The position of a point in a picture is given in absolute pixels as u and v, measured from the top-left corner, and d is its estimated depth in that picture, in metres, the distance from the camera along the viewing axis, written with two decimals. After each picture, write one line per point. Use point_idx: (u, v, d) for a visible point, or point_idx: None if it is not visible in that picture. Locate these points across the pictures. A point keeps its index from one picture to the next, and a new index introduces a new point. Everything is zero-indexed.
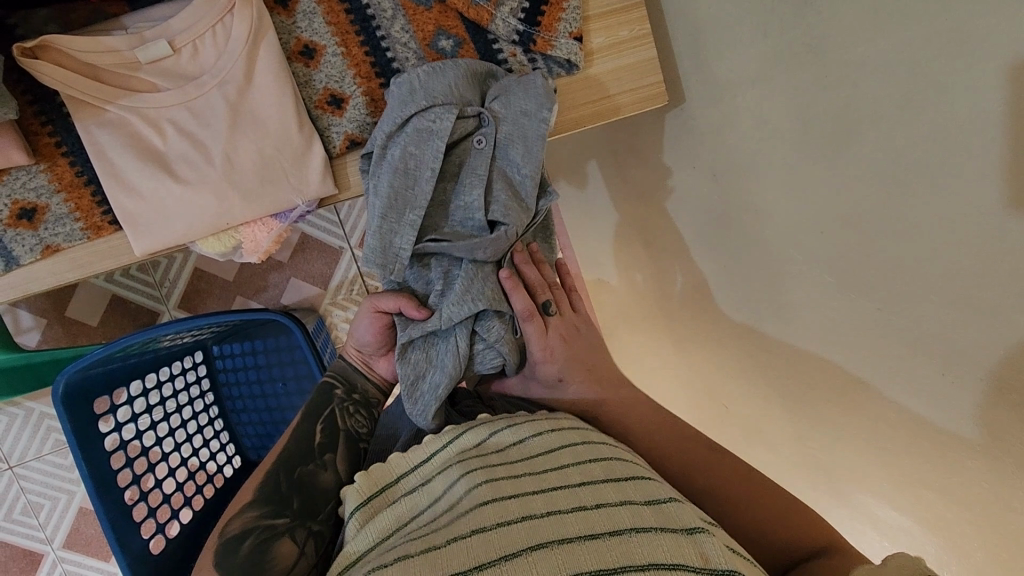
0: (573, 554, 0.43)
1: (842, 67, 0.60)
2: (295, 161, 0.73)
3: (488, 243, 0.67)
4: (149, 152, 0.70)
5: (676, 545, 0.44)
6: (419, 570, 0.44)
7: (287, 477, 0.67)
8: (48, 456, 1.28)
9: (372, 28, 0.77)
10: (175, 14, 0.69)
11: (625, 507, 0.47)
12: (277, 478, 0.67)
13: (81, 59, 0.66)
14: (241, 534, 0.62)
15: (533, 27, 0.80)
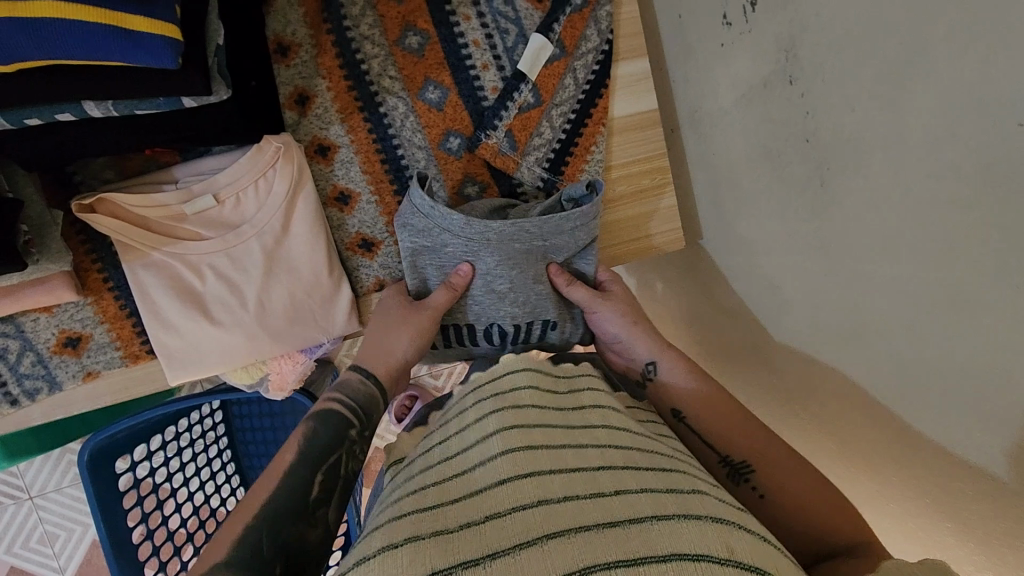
0: (593, 543, 0.39)
1: (858, 276, 0.63)
2: (323, 304, 0.77)
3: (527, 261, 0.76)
4: (189, 295, 0.74)
5: (701, 533, 0.40)
6: (427, 552, 0.40)
7: (274, 534, 0.53)
8: (68, 490, 1.21)
9: (396, 152, 0.80)
10: (223, 167, 0.74)
11: (646, 495, 0.44)
12: (261, 533, 0.53)
13: (133, 211, 0.71)
14: None
15: (556, 177, 0.83)
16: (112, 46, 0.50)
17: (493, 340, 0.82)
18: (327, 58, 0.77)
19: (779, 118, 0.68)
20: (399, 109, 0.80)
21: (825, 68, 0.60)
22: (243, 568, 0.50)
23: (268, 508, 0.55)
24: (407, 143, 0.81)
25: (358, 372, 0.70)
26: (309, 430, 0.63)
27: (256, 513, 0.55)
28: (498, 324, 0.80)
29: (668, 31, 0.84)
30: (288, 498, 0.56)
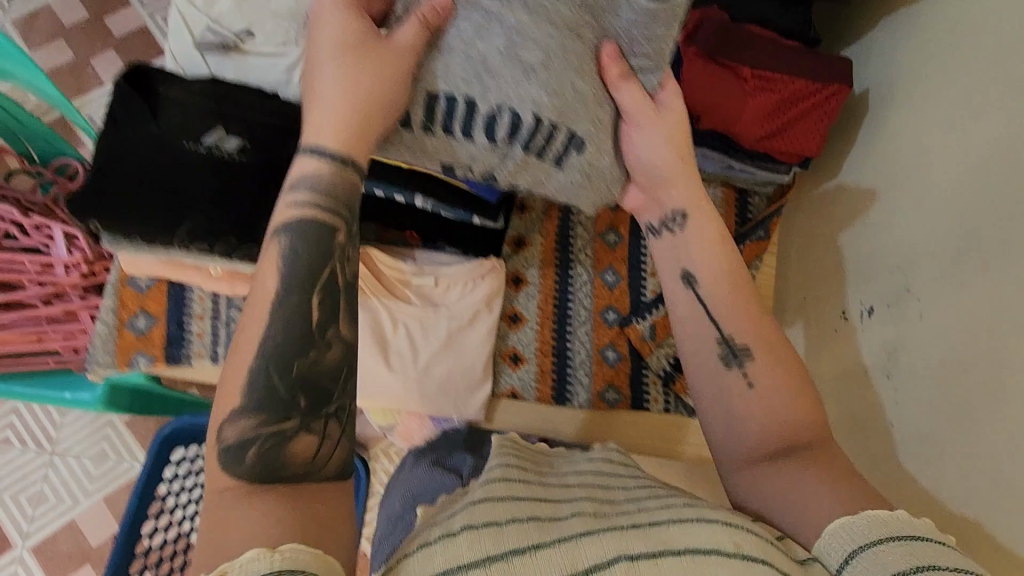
0: (621, 538, 0.46)
1: None
2: (467, 389, 0.96)
3: (544, 146, 0.67)
4: (379, 339, 0.94)
5: (713, 533, 0.47)
6: (483, 548, 0.45)
7: (281, 374, 0.55)
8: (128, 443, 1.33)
9: (566, 319, 1.03)
10: (449, 263, 0.97)
11: (665, 507, 0.52)
12: (269, 376, 0.55)
13: (378, 266, 0.95)
14: (242, 441, 0.53)
15: (677, 371, 1.01)
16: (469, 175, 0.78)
17: (495, 134, 0.66)
18: (550, 226, 1.05)
19: (873, 400, 0.86)
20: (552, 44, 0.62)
21: (918, 378, 0.79)
22: (262, 415, 0.54)
23: (268, 349, 0.55)
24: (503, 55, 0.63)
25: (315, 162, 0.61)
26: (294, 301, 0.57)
27: (268, 325, 0.56)
28: (514, 114, 0.64)
29: (794, 303, 1.07)
30: (284, 331, 0.56)
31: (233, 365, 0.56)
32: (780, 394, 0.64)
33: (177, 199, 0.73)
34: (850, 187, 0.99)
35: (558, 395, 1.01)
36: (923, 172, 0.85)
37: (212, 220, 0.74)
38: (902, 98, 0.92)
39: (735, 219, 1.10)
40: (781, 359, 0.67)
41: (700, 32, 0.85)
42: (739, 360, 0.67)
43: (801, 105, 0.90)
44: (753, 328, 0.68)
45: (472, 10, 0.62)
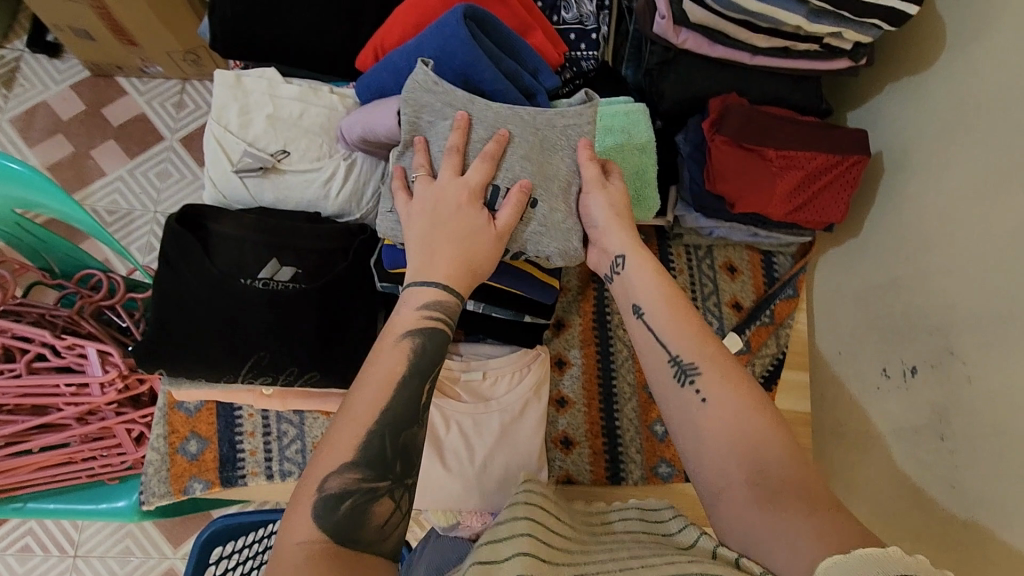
0: None
1: None
2: (524, 481, 0.96)
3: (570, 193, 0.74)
4: (434, 439, 0.94)
5: None
6: None
7: (391, 440, 0.60)
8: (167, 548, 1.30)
9: (612, 398, 1.03)
10: (494, 354, 0.98)
11: (675, 564, 0.52)
12: (381, 440, 0.60)
13: None
14: (339, 494, 0.57)
15: None
16: None
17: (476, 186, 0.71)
18: (586, 305, 1.06)
19: (928, 460, 0.88)
20: (570, 132, 0.77)
21: (974, 440, 0.81)
22: (361, 472, 0.58)
23: (382, 421, 0.60)
24: (528, 145, 0.75)
25: (425, 284, 0.69)
26: (415, 348, 0.65)
27: (374, 424, 0.60)
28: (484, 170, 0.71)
29: (829, 358, 1.09)
30: (397, 410, 0.61)
31: (342, 423, 0.60)
32: (734, 403, 0.61)
33: (241, 336, 0.77)
34: (874, 245, 1.03)
35: (611, 475, 1.01)
36: (950, 234, 0.89)
37: (273, 354, 0.78)
38: (917, 162, 0.96)
39: (763, 280, 1.13)
40: (740, 380, 0.63)
41: (728, 122, 0.88)
42: (688, 378, 0.64)
43: (825, 177, 0.93)
44: (696, 343, 0.66)
45: (506, 114, 0.76)
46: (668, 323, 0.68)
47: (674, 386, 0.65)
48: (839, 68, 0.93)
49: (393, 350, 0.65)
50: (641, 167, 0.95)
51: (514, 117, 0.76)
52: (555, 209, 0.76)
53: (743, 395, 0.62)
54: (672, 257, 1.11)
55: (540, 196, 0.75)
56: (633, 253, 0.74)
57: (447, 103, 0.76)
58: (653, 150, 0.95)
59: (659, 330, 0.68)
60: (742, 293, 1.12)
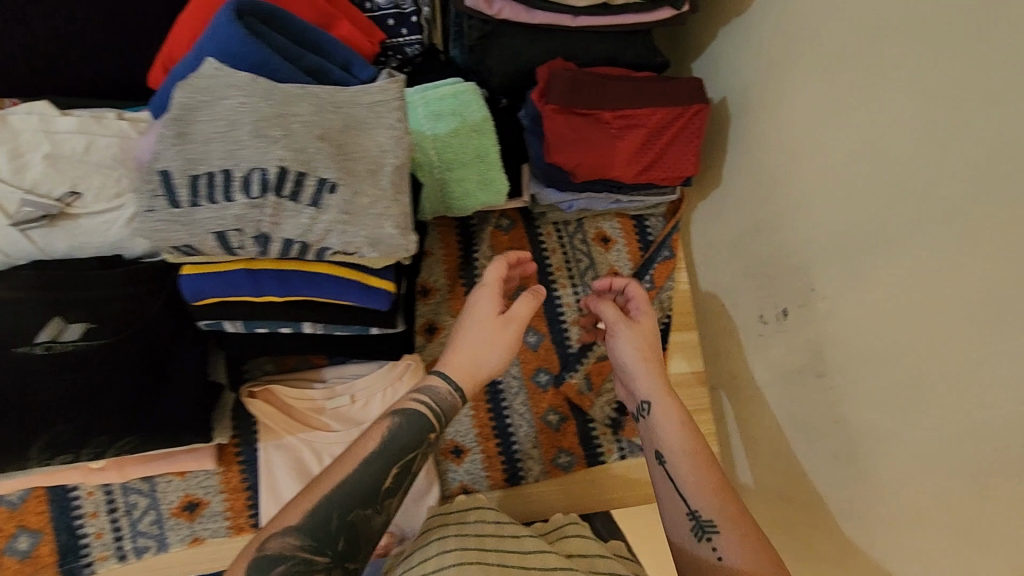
0: None
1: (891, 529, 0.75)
2: (414, 503, 0.89)
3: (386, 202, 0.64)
4: (307, 479, 0.86)
5: None
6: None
7: (340, 514, 0.62)
8: None
9: (500, 396, 0.97)
10: (361, 373, 0.91)
11: None
12: (331, 511, 0.61)
13: (285, 401, 0.88)
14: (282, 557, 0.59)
15: (622, 416, 1.00)
16: (352, 292, 0.71)
17: (250, 190, 0.59)
18: (457, 304, 1.00)
19: (810, 400, 0.87)
20: (378, 109, 0.68)
21: (847, 374, 0.80)
22: (305, 540, 0.60)
23: (343, 494, 0.62)
24: (324, 125, 0.64)
25: (444, 377, 0.72)
26: (393, 428, 0.67)
27: (334, 494, 0.62)
28: (259, 169, 0.59)
29: (713, 314, 1.07)
30: (364, 487, 0.63)
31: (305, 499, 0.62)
32: (747, 556, 0.66)
33: (30, 413, 0.67)
34: (731, 193, 1.01)
35: (511, 476, 0.96)
36: (795, 173, 0.87)
37: (74, 430, 0.70)
38: (756, 103, 0.94)
39: (638, 246, 1.10)
40: (757, 543, 0.67)
41: (553, 85, 0.83)
42: (706, 535, 0.69)
43: (669, 131, 0.90)
44: (720, 504, 0.70)
45: (297, 93, 0.65)
46: (688, 467, 0.73)
47: (692, 541, 0.70)
48: (664, 17, 0.89)
49: (379, 425, 0.68)
50: (480, 150, 0.89)
51: (304, 100, 0.65)
52: (363, 194, 0.63)
53: (753, 556, 0.66)
54: (542, 238, 1.07)
55: (339, 178, 0.61)
56: (660, 399, 0.76)
57: (225, 82, 0.64)
58: (490, 130, 0.90)
59: (681, 480, 0.73)
60: (619, 263, 1.08)
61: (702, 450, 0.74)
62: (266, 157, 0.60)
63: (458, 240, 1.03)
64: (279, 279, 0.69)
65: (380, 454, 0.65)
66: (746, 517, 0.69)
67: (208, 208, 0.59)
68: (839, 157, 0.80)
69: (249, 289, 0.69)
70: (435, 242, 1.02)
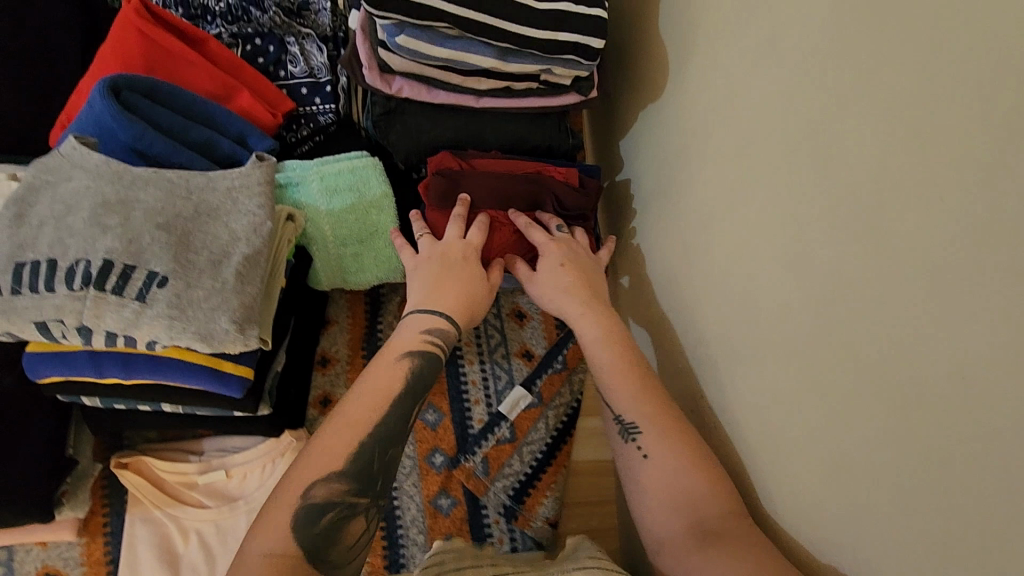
0: None
1: None
2: None
3: (224, 295, 0.62)
4: (169, 557, 0.83)
5: None
6: None
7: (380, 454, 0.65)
8: None
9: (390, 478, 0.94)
10: (242, 447, 0.89)
11: None
12: (370, 453, 0.64)
13: (158, 473, 0.85)
14: (325, 505, 0.61)
15: (518, 504, 0.95)
16: (200, 378, 0.69)
17: (73, 282, 0.58)
18: (355, 375, 0.97)
19: None
20: (236, 195, 0.68)
21: None
22: (350, 484, 0.62)
23: (382, 432, 0.66)
24: (167, 213, 0.63)
25: (423, 313, 0.75)
26: (415, 364, 0.71)
27: (368, 434, 0.65)
28: (86, 261, 0.59)
29: None
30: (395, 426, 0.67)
31: (341, 430, 0.65)
32: (672, 457, 0.68)
33: None
34: (636, 274, 0.96)
35: (391, 564, 0.91)
36: (681, 269, 0.80)
37: None
38: (652, 188, 0.88)
39: (555, 322, 1.06)
40: (678, 433, 0.70)
41: (429, 192, 0.83)
42: (631, 436, 0.72)
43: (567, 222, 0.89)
44: (642, 405, 0.73)
45: (147, 177, 0.65)
46: (641, 418, 0.72)
47: (620, 441, 0.73)
48: (569, 103, 0.88)
49: (397, 365, 0.71)
50: (378, 227, 0.88)
51: (155, 185, 0.65)
52: (196, 285, 0.61)
53: (675, 446, 0.69)
54: None
55: (170, 271, 0.61)
56: (556, 284, 0.81)
57: (77, 165, 0.64)
58: (391, 206, 0.88)
59: (607, 386, 0.76)
60: (532, 341, 1.05)
61: (674, 423, 0.71)
62: (95, 248, 0.59)
63: (365, 309, 1.01)
64: (124, 363, 0.68)
65: (366, 445, 0.64)
66: (669, 412, 0.72)
67: (27, 297, 0.58)
68: (711, 260, 0.73)
69: (91, 371, 0.68)
70: (341, 310, 1.00)
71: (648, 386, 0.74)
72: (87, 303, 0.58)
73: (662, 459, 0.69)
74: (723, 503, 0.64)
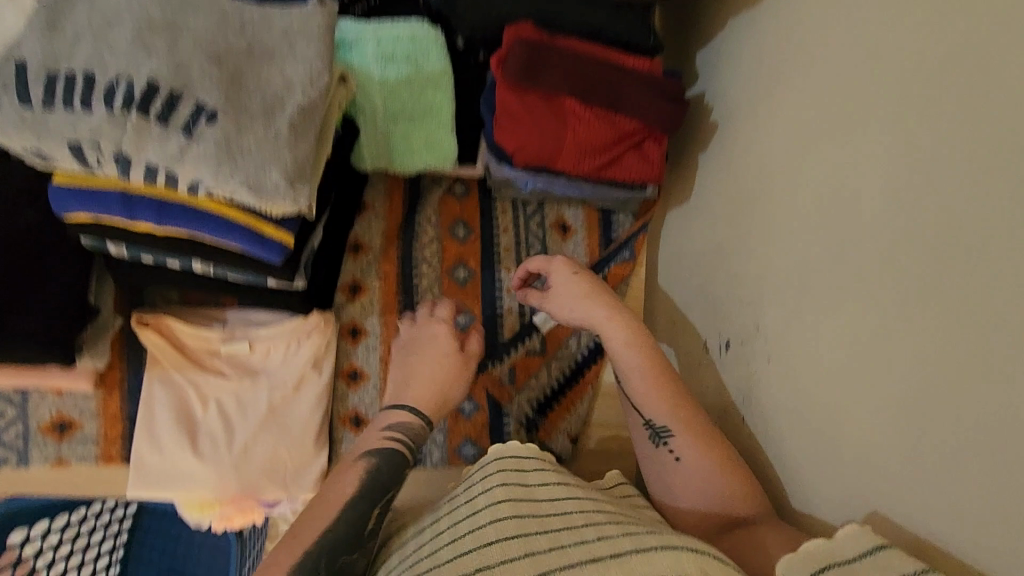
0: None
1: None
2: (296, 468, 0.84)
3: (277, 142, 0.56)
4: (187, 421, 0.82)
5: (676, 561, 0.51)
6: None
7: (329, 562, 0.61)
8: None
9: None
10: (267, 323, 0.85)
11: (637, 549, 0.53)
12: (317, 561, 0.61)
13: (179, 336, 0.82)
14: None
15: (541, 417, 0.95)
16: (241, 236, 0.65)
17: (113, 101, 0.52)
18: (388, 266, 0.93)
19: None
20: (292, 36, 0.61)
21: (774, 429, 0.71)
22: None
23: (326, 542, 0.62)
24: (218, 44, 0.57)
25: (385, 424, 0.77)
26: (371, 464, 0.71)
27: (307, 549, 0.62)
28: (127, 81, 0.52)
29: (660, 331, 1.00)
30: (347, 529, 0.65)
31: (288, 545, 0.63)
32: (702, 460, 0.69)
33: None
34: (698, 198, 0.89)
35: None
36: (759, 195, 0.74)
37: None
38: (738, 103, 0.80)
39: (598, 241, 1.01)
40: (710, 440, 0.71)
41: (509, 62, 0.76)
42: (663, 439, 0.72)
43: (634, 132, 0.84)
44: (672, 409, 0.72)
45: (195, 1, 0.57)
46: (668, 419, 0.72)
47: (650, 446, 0.73)
48: None
49: (353, 466, 0.71)
50: (433, 106, 0.81)
51: (203, 11, 0.57)
52: (248, 128, 0.55)
53: (705, 449, 0.70)
54: (496, 214, 0.98)
55: (220, 106, 0.54)
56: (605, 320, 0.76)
57: None
58: (448, 86, 0.81)
59: (635, 393, 0.74)
60: (574, 256, 1.00)
61: (705, 425, 0.72)
62: (138, 67, 0.53)
63: (404, 199, 0.96)
64: (157, 208, 0.62)
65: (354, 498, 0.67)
66: (700, 417, 0.73)
67: (62, 113, 0.52)
68: (802, 186, 0.66)
69: (122, 212, 0.62)
70: (378, 195, 0.95)
71: (678, 385, 0.74)
72: (127, 129, 0.52)
73: (694, 459, 0.70)
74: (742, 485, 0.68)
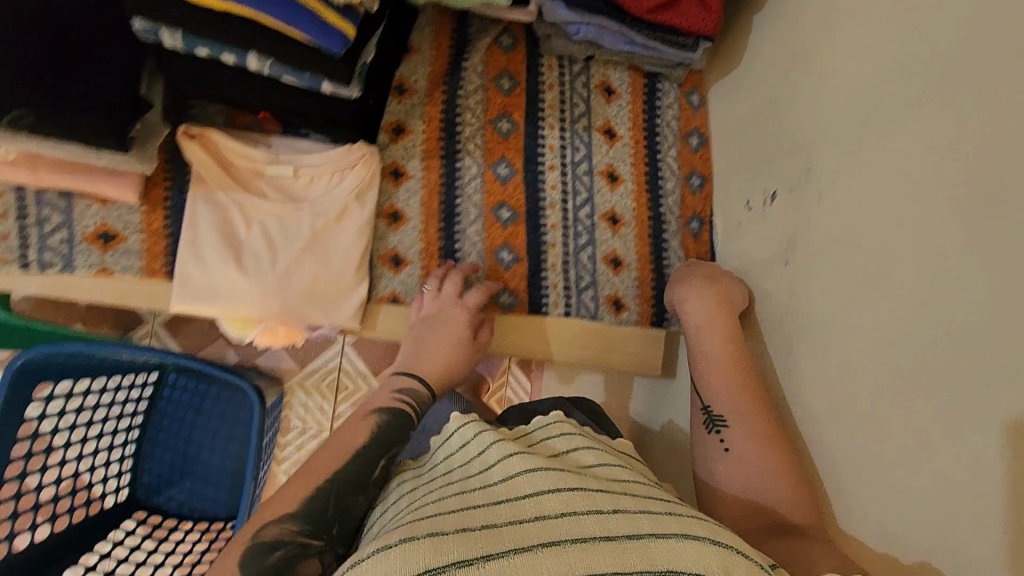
0: (589, 552, 0.43)
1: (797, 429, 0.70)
2: (336, 296, 0.85)
3: None
4: (231, 239, 0.82)
5: (699, 552, 0.44)
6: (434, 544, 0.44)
7: (333, 503, 0.61)
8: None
9: (455, 220, 0.92)
10: (312, 151, 0.85)
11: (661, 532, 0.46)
12: (326, 497, 0.61)
13: (225, 154, 0.82)
14: (274, 543, 0.57)
15: (578, 275, 0.95)
16: (307, 23, 0.63)
17: None
18: (433, 110, 0.92)
19: (769, 289, 0.78)
20: None
21: (813, 263, 0.70)
22: (302, 525, 0.59)
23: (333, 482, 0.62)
24: None
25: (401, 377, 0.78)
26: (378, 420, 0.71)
27: (324, 482, 0.62)
28: None
29: (701, 200, 0.98)
30: (353, 474, 0.64)
31: (298, 483, 0.63)
32: (750, 451, 0.69)
33: None
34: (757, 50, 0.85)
35: None
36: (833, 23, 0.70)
37: None
38: None
39: (643, 107, 0.99)
40: (759, 426, 0.70)
41: None
42: (717, 427, 0.74)
43: None
44: (728, 390, 0.74)
45: None
46: (724, 402, 0.73)
47: (706, 434, 0.75)
48: None
49: (364, 419, 0.71)
50: None
51: None
52: None
53: (757, 439, 0.69)
54: (542, 70, 0.96)
55: None
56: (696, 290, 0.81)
57: None
58: None
59: (700, 378, 0.78)
60: (617, 119, 0.98)
61: (765, 420, 0.70)
62: None
63: (451, 45, 0.94)
64: None
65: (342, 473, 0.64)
66: (761, 401, 0.72)
67: None
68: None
69: None
70: (425, 39, 0.93)
71: (743, 370, 0.75)
72: None
73: (745, 448, 0.69)
74: (798, 489, 0.64)
